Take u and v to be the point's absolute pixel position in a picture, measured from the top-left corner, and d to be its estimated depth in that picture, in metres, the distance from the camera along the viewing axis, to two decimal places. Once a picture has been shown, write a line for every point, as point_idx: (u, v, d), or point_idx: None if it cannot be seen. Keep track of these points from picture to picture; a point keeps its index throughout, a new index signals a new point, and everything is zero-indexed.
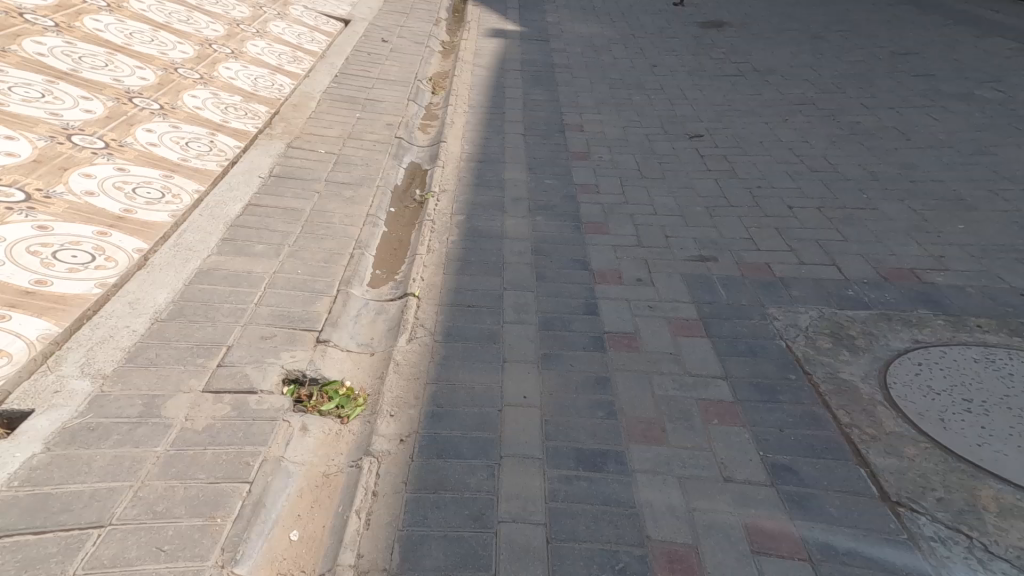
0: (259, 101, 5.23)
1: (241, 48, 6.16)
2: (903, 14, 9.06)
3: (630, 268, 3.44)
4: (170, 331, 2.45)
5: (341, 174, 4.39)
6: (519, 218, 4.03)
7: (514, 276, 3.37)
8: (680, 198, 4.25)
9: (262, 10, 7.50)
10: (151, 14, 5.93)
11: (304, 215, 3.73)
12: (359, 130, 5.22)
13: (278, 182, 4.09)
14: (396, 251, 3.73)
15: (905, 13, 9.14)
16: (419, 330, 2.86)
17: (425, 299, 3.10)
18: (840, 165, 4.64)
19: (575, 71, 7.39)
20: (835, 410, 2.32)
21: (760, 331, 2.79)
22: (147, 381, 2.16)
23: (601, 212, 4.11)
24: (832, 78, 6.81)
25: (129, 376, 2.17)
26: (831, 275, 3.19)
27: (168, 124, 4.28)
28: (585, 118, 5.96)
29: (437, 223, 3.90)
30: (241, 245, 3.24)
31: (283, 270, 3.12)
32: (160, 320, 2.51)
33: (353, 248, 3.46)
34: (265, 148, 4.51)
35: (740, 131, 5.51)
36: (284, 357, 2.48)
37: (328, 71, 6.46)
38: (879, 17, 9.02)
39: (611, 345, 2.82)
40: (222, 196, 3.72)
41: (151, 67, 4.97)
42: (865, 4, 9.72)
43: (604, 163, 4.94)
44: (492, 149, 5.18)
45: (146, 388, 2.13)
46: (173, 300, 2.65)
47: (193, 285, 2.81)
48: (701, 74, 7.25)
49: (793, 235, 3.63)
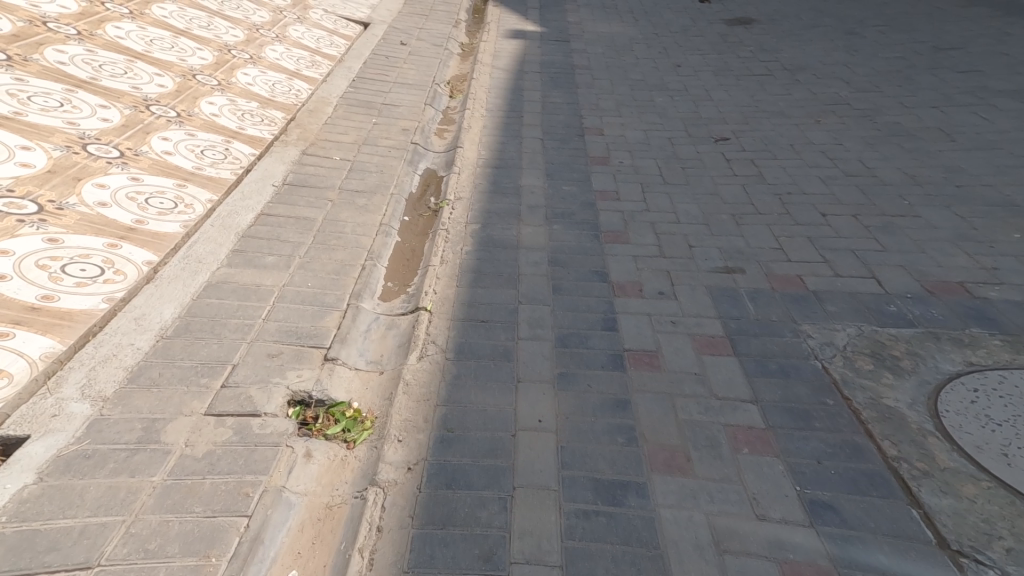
0: (276, 107, 5.19)
1: (260, 53, 6.15)
2: (946, 7, 8.67)
3: (651, 280, 3.31)
4: (175, 349, 2.39)
5: (354, 181, 4.32)
6: (536, 226, 3.91)
7: (529, 289, 3.26)
8: (704, 206, 4.08)
9: (282, 14, 7.50)
10: (171, 21, 5.94)
11: (317, 224, 3.66)
12: (374, 136, 5.16)
13: (291, 189, 4.03)
14: (409, 262, 3.64)
15: (948, 6, 8.75)
16: (430, 347, 2.76)
17: (437, 313, 3.02)
18: (878, 169, 4.41)
19: (596, 72, 7.24)
20: (878, 440, 2.14)
21: (792, 350, 2.62)
22: (149, 403, 2.10)
23: (621, 221, 3.97)
24: (868, 76, 6.54)
25: (130, 399, 2.11)
26: (870, 288, 2.99)
27: (184, 132, 4.25)
28: (606, 121, 5.81)
29: (450, 232, 3.82)
30: (252, 256, 3.19)
31: (293, 282, 3.05)
32: (166, 336, 2.45)
33: (364, 259, 3.39)
34: (280, 155, 4.47)
35: (767, 134, 5.29)
36: (290, 377, 2.39)
37: (345, 75, 6.42)
38: (920, 11, 8.65)
39: (630, 364, 2.68)
40: (235, 205, 3.66)
41: (170, 75, 4.96)
42: None
43: (624, 168, 4.80)
44: (510, 154, 5.07)
45: (147, 410, 2.07)
46: (180, 316, 2.59)
47: (201, 299, 2.75)
48: (727, 74, 7.04)
49: (826, 244, 3.45)
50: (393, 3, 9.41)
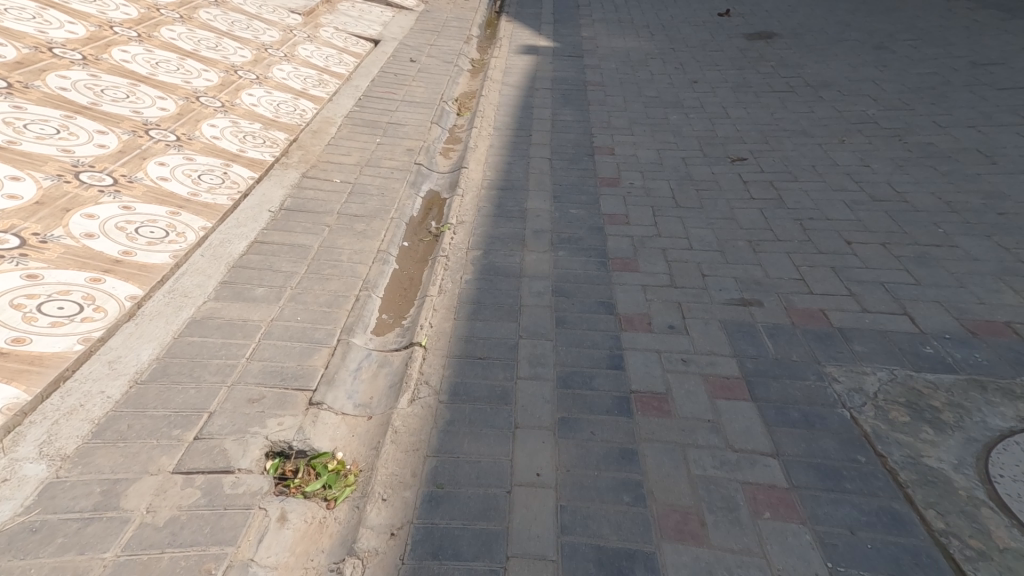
0: (279, 129, 5.10)
1: (267, 73, 6.09)
2: (980, 20, 8.44)
3: (660, 312, 3.14)
4: (148, 397, 2.26)
5: (354, 205, 4.19)
6: (540, 253, 3.75)
7: (531, 322, 3.08)
8: (718, 231, 3.96)
9: (292, 33, 7.47)
10: (179, 43, 5.91)
11: (312, 252, 3.52)
12: (377, 157, 5.03)
13: (288, 215, 3.90)
14: (406, 291, 3.48)
15: (983, 19, 8.51)
16: (422, 388, 2.58)
17: (432, 349, 2.84)
18: (909, 193, 4.34)
19: (609, 88, 7.09)
20: (921, 509, 1.92)
21: (817, 397, 2.41)
22: (111, 461, 1.99)
23: (631, 248, 3.81)
24: (898, 93, 6.37)
25: (92, 456, 2.00)
26: (903, 326, 2.84)
27: (181, 156, 4.16)
28: (617, 139, 5.65)
29: (450, 259, 3.65)
30: (241, 288, 3.05)
31: (282, 316, 2.90)
32: (139, 382, 2.33)
33: (359, 289, 3.24)
34: (278, 178, 4.36)
35: (788, 154, 5.18)
36: (270, 426, 2.24)
37: (352, 94, 6.34)
38: (952, 23, 8.42)
39: (637, 409, 2.47)
40: (228, 232, 3.54)
41: (173, 98, 4.90)
42: (933, 10, 9.11)
43: (636, 190, 4.63)
44: (516, 175, 4.91)
45: (108, 469, 1.96)
46: (157, 358, 2.46)
47: (183, 337, 2.62)
48: (744, 90, 6.86)
49: (852, 275, 3.33)
50: (405, 19, 9.36)
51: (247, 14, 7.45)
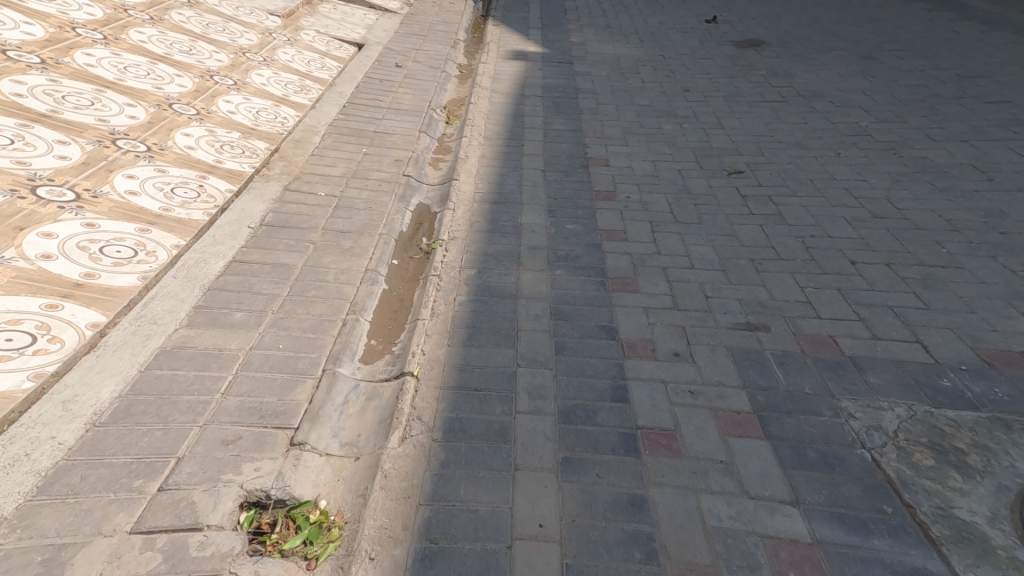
0: (258, 137, 4.89)
1: (245, 79, 5.87)
2: (965, 32, 8.50)
3: (665, 338, 2.99)
4: (106, 442, 2.07)
5: (339, 220, 4.00)
6: (537, 271, 3.58)
7: (529, 348, 2.92)
8: (719, 249, 3.82)
9: (271, 36, 7.24)
10: (149, 46, 5.67)
11: (295, 272, 3.32)
12: (364, 168, 4.84)
13: (269, 231, 3.70)
14: (397, 312, 3.30)
15: (968, 30, 8.57)
16: (415, 425, 2.39)
17: (424, 379, 2.66)
18: (909, 210, 4.25)
19: (600, 96, 6.96)
20: (957, 570, 1.81)
21: (835, 436, 2.28)
22: (57, 522, 1.81)
23: (630, 266, 3.66)
24: (889, 105, 6.34)
25: (36, 516, 1.82)
26: (917, 355, 2.72)
27: (153, 168, 3.94)
28: (610, 150, 5.52)
29: (443, 278, 3.48)
30: (217, 312, 2.84)
31: (261, 344, 2.69)
32: (97, 425, 2.13)
33: (346, 312, 3.05)
34: (259, 191, 4.15)
35: (785, 167, 5.09)
36: (246, 472, 2.05)
37: (336, 100, 6.15)
38: (939, 34, 8.46)
39: (645, 447, 2.31)
40: (204, 250, 3.33)
41: (143, 105, 4.66)
42: (920, 20, 9.16)
43: (632, 204, 4.49)
44: (509, 187, 4.75)
45: (53, 532, 1.78)
46: (119, 395, 2.26)
47: (151, 370, 2.41)
48: (737, 100, 6.77)
49: (860, 298, 3.21)
50: (389, 22, 9.17)
51: (223, 16, 7.21)
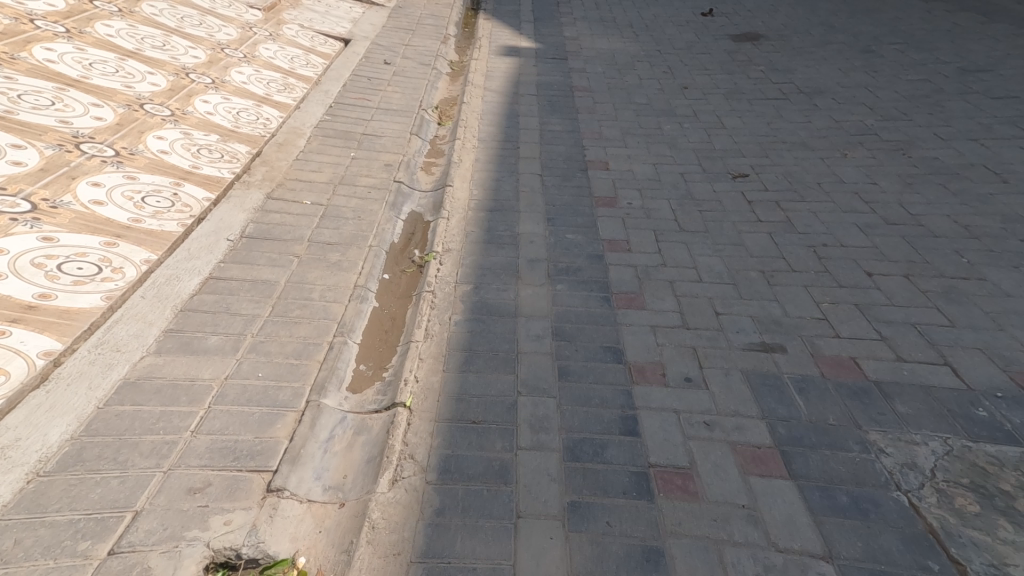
0: (238, 140, 4.65)
1: (223, 76, 5.62)
2: (967, 23, 8.33)
3: (675, 361, 2.81)
4: (51, 495, 1.85)
5: (326, 231, 3.77)
6: (536, 286, 3.39)
7: (531, 373, 2.73)
8: (727, 259, 3.64)
9: (252, 31, 6.97)
10: (118, 41, 5.39)
11: (278, 290, 3.10)
12: (352, 173, 4.61)
13: (250, 243, 3.48)
14: (388, 333, 3.09)
15: (971, 21, 8.40)
16: (406, 465, 2.16)
17: (418, 412, 2.44)
18: (924, 215, 4.07)
19: (597, 94, 6.75)
20: None
21: (867, 477, 2.15)
22: None
23: (635, 280, 3.47)
24: (894, 102, 6.16)
25: None
26: (948, 381, 2.56)
27: (122, 175, 3.70)
28: (609, 152, 5.31)
29: (437, 296, 3.27)
30: (190, 336, 2.60)
31: (239, 372, 2.45)
32: (41, 475, 1.91)
33: (333, 334, 2.84)
34: (239, 200, 3.92)
35: (791, 169, 4.90)
36: (215, 526, 1.83)
37: (321, 100, 5.91)
38: (941, 26, 8.29)
39: (659, 489, 2.15)
40: (177, 266, 3.09)
41: (111, 105, 4.41)
42: (921, 11, 8.98)
43: (634, 211, 4.29)
44: (505, 193, 4.54)
45: None
46: (70, 438, 2.03)
47: (111, 407, 2.17)
48: (737, 98, 6.57)
49: (881, 313, 3.02)
50: (376, 16, 8.91)
51: (199, 9, 6.93)
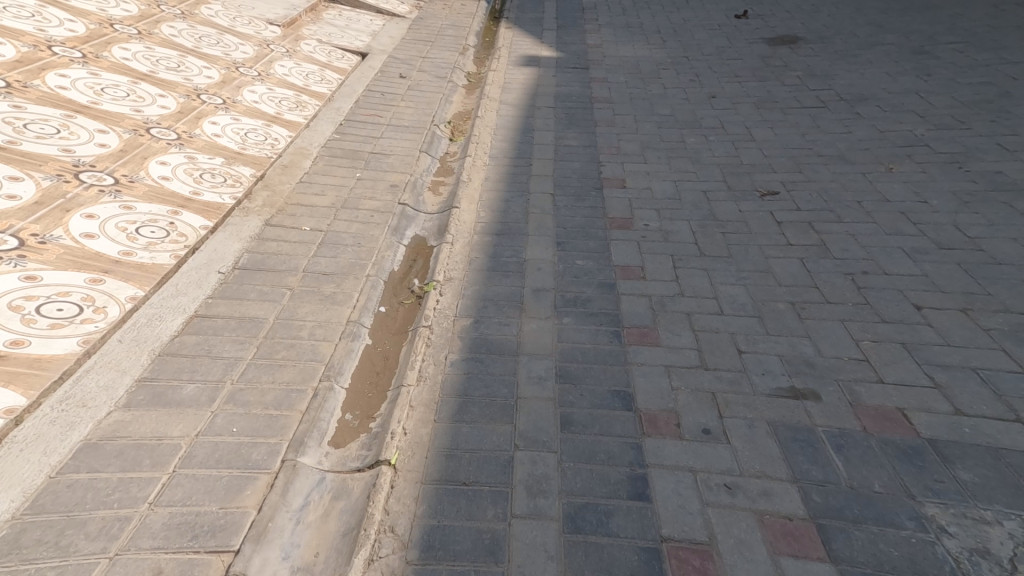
0: (244, 163, 4.54)
1: (235, 96, 5.54)
2: None
3: (691, 410, 2.55)
4: None
5: (323, 260, 3.60)
6: (541, 321, 3.19)
7: (531, 424, 2.51)
8: (752, 289, 3.40)
9: (269, 48, 6.92)
10: (133, 63, 5.36)
11: (265, 328, 2.93)
12: (356, 196, 4.43)
13: (243, 275, 3.32)
14: (380, 373, 2.90)
15: None
16: (385, 541, 1.98)
17: (403, 471, 2.26)
18: (983, 239, 3.77)
19: (617, 105, 6.49)
20: None
21: (926, 565, 1.85)
22: None
23: (649, 313, 3.24)
24: (948, 108, 5.75)
25: None
26: (1016, 443, 2.24)
27: (117, 205, 3.58)
28: (627, 168, 5.04)
29: (433, 332, 3.09)
30: (164, 386, 2.48)
31: (211, 429, 2.31)
32: None
33: (318, 379, 2.66)
34: (237, 227, 3.78)
35: (827, 186, 4.58)
36: None
37: (333, 117, 5.78)
38: (1001, 24, 7.77)
39: (672, 571, 1.89)
40: (162, 303, 2.95)
41: (117, 130, 4.33)
42: (978, 8, 8.45)
43: (652, 234, 4.04)
44: (514, 216, 4.30)
45: None
46: (12, 516, 1.91)
47: (63, 476, 2.05)
48: (768, 107, 6.23)
49: (931, 355, 2.74)
50: (396, 28, 8.81)
51: (217, 27, 6.90)
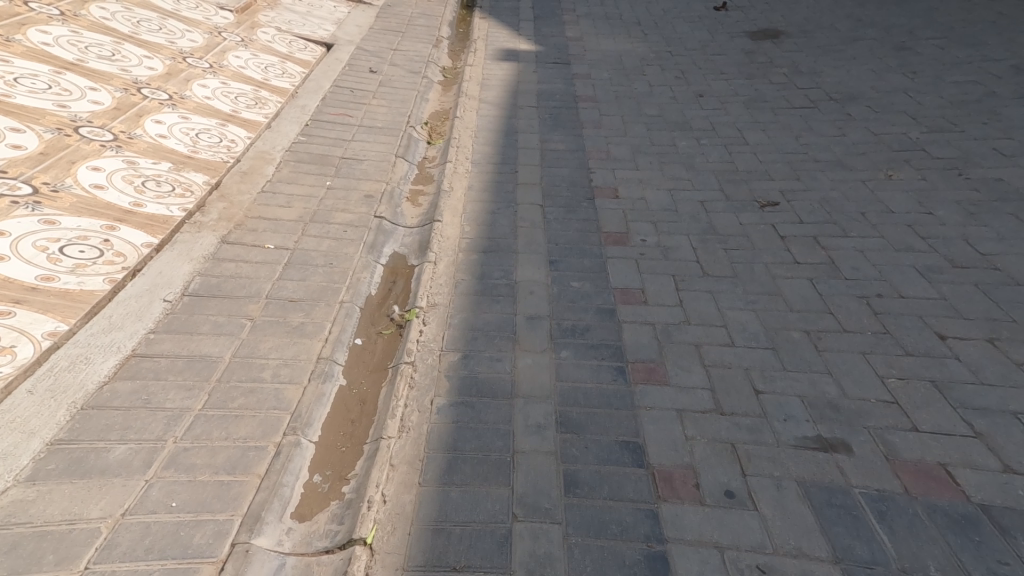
0: (194, 168, 4.09)
1: (183, 91, 5.05)
2: (1011, 14, 7.70)
3: (712, 466, 2.27)
4: None
5: (289, 284, 3.20)
6: (537, 354, 2.86)
7: (532, 486, 2.20)
8: (763, 315, 3.12)
9: (221, 36, 6.40)
10: (57, 50, 4.81)
11: (220, 368, 2.54)
12: (327, 208, 4.03)
13: (193, 303, 2.91)
14: (356, 419, 2.54)
15: (1015, 11, 7.78)
16: None
17: (381, 554, 1.94)
18: (996, 255, 3.56)
19: (602, 104, 6.17)
20: None
21: None
22: None
23: (653, 343, 2.94)
24: (940, 109, 5.57)
25: None
26: None
27: (37, 219, 3.11)
28: (619, 176, 4.73)
29: (417, 370, 2.74)
30: (85, 451, 2.09)
31: (143, 506, 1.94)
32: None
33: (283, 434, 2.29)
34: (188, 245, 3.35)
35: (828, 195, 4.34)
36: None
37: (296, 116, 5.35)
38: (982, 18, 7.68)
39: None
40: (90, 341, 2.54)
41: (36, 129, 3.83)
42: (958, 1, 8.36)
43: (651, 250, 3.74)
44: (502, 229, 3.96)
45: None
46: None
47: None
48: (759, 107, 5.98)
49: (966, 396, 2.53)
50: (363, 16, 8.34)
51: (160, 11, 6.35)
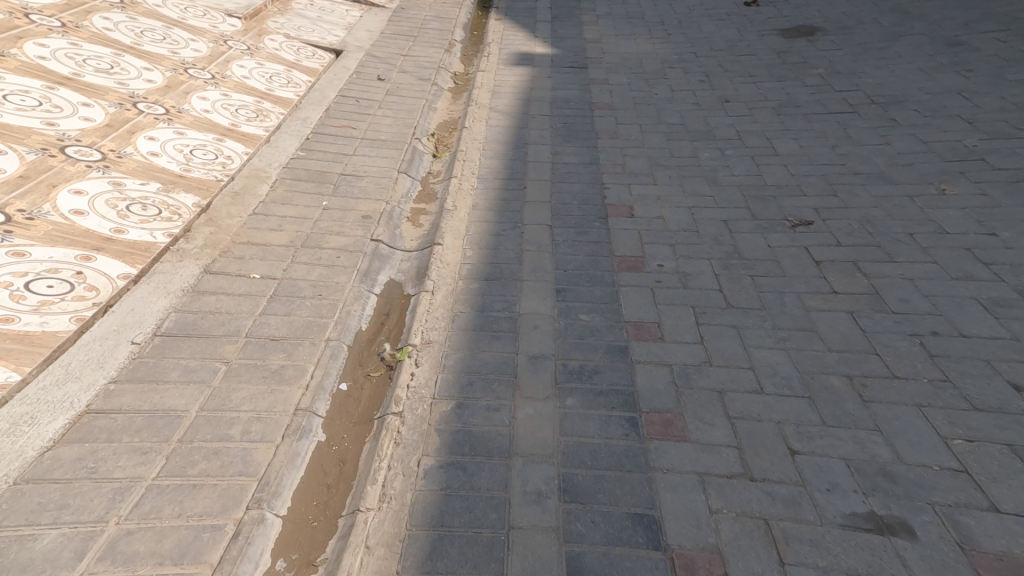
0: (184, 189, 3.88)
1: (181, 105, 4.86)
2: None
3: (740, 551, 1.96)
4: None
5: (272, 319, 2.94)
6: (540, 403, 2.55)
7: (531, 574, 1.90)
8: (797, 356, 2.76)
9: (227, 45, 6.23)
10: (52, 63, 4.64)
11: (182, 427, 2.29)
12: (320, 231, 3.77)
13: (163, 345, 2.68)
14: (334, 485, 2.27)
15: None
16: None
17: None
18: None
19: (620, 112, 5.84)
20: None
21: None
22: None
23: (670, 390, 2.60)
24: (999, 113, 5.11)
25: None
26: None
27: (5, 250, 2.89)
28: (635, 192, 4.40)
29: (405, 423, 2.45)
30: (13, 537, 1.86)
31: None
32: None
33: (245, 509, 2.03)
34: (167, 276, 3.12)
35: (869, 213, 3.95)
36: None
37: (298, 129, 5.13)
38: None
39: None
40: (40, 397, 2.32)
41: (20, 150, 3.65)
42: None
43: (671, 277, 3.40)
44: (506, 254, 3.65)
45: None
46: None
47: None
48: (789, 113, 5.58)
49: None
50: (375, 21, 8.14)
51: (165, 20, 6.19)
